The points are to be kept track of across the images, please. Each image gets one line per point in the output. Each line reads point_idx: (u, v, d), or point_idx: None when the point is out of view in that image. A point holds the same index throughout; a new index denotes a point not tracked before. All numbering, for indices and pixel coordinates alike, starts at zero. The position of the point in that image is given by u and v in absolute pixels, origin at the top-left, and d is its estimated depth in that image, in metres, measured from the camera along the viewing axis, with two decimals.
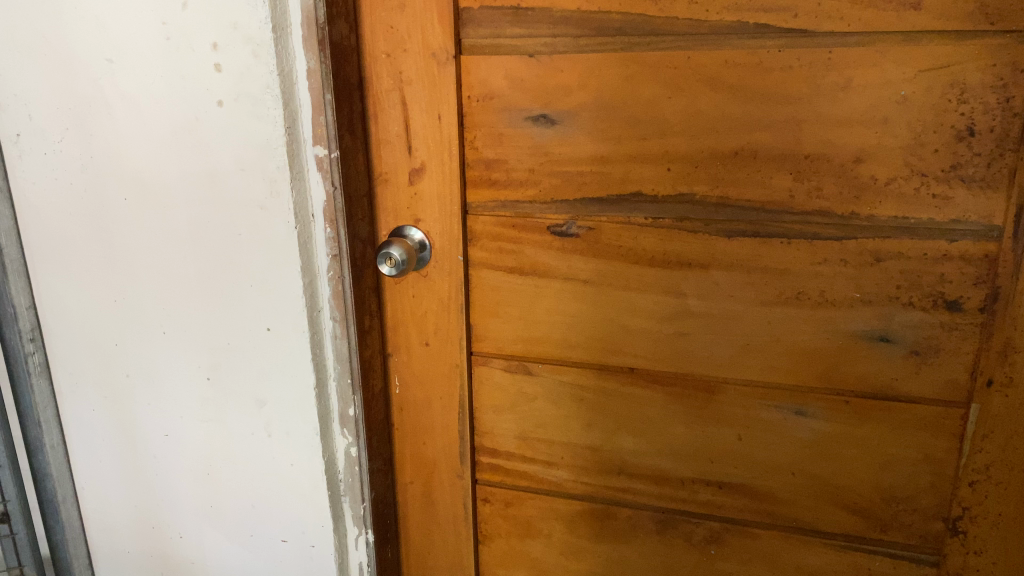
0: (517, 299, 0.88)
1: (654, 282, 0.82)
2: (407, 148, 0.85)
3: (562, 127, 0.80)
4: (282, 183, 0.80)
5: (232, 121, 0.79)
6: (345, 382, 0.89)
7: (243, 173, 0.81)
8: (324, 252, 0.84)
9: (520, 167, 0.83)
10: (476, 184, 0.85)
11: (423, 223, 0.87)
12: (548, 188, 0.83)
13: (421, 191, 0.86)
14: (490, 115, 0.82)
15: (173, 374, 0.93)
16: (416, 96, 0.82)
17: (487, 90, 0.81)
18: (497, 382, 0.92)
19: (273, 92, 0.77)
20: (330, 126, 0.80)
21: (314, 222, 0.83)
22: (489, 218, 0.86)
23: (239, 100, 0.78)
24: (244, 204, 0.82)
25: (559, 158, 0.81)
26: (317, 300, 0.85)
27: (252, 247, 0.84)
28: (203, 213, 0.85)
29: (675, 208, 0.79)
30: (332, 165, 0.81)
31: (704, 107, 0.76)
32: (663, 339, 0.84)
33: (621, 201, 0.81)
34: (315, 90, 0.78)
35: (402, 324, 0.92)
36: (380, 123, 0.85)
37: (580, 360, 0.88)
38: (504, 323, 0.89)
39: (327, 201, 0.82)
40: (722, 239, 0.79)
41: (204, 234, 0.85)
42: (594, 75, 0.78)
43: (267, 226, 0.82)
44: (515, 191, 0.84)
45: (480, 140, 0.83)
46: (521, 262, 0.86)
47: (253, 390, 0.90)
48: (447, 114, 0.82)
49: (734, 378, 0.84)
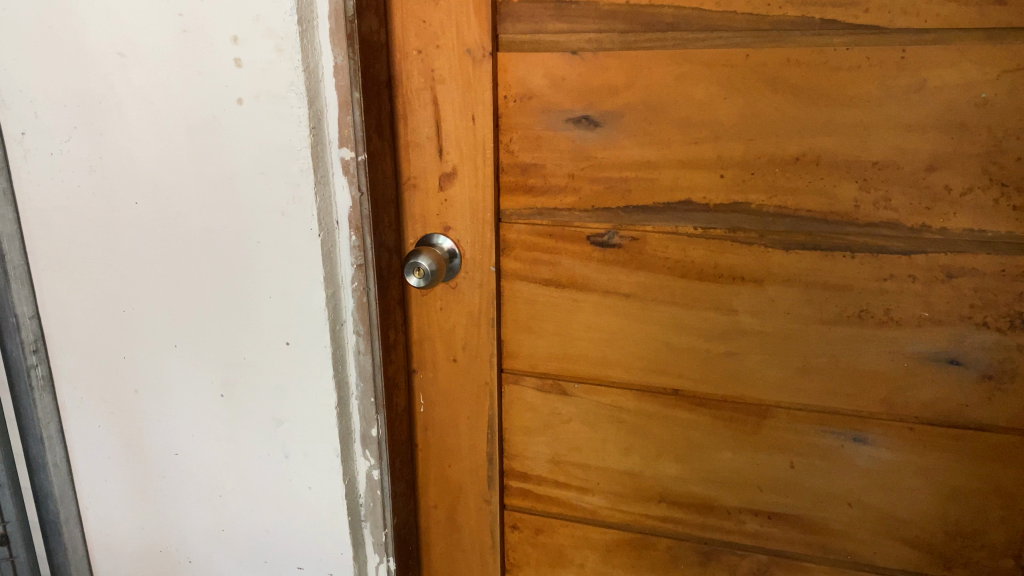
0: (552, 314, 0.82)
1: (703, 297, 0.76)
2: (438, 151, 0.79)
3: (606, 130, 0.75)
4: (305, 188, 0.75)
5: (253, 120, 0.74)
6: (368, 400, 0.83)
7: (264, 178, 0.76)
8: (348, 262, 0.78)
9: (559, 173, 0.77)
10: (511, 190, 0.80)
11: (453, 231, 0.82)
12: (590, 195, 0.77)
13: (451, 197, 0.80)
14: (527, 116, 0.76)
15: (185, 390, 0.88)
16: (449, 96, 0.77)
17: (525, 89, 0.76)
18: (528, 402, 0.86)
19: (298, 89, 0.72)
20: (357, 127, 0.74)
21: (338, 230, 0.77)
22: (524, 226, 0.80)
23: (261, 98, 0.73)
24: (265, 210, 0.77)
25: (602, 163, 0.76)
26: (339, 313, 0.80)
27: (272, 257, 0.78)
28: (220, 219, 0.79)
29: (728, 218, 0.74)
30: (358, 169, 0.75)
31: (762, 109, 0.70)
32: (710, 359, 0.78)
33: (669, 210, 0.75)
34: (341, 87, 0.73)
35: (429, 339, 0.86)
36: (410, 124, 0.79)
37: (619, 380, 0.82)
38: (538, 339, 0.83)
39: (352, 207, 0.76)
40: (779, 252, 0.73)
41: (221, 242, 0.80)
42: (643, 73, 0.72)
43: (289, 234, 0.77)
44: (554, 198, 0.78)
45: (516, 143, 0.78)
46: (558, 274, 0.80)
47: (269, 408, 0.85)
48: (482, 115, 0.76)
49: (788, 402, 0.77)
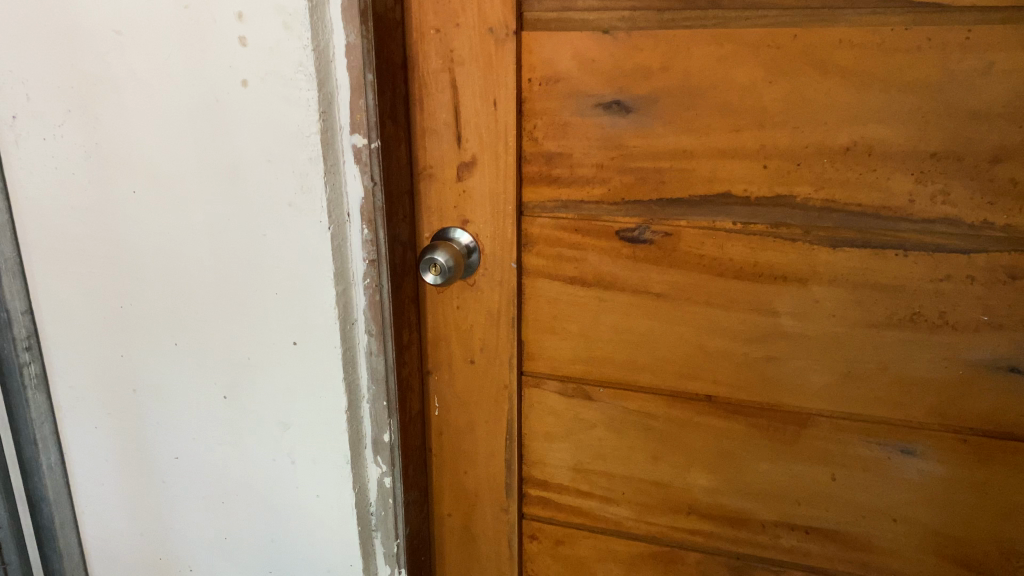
0: (577, 314, 0.77)
1: (740, 298, 0.71)
2: (457, 139, 0.74)
3: (638, 116, 0.69)
4: (314, 177, 0.70)
5: (259, 104, 0.69)
6: (380, 404, 0.78)
7: (271, 166, 0.70)
8: (360, 257, 0.73)
9: (587, 162, 0.72)
10: (534, 180, 0.74)
11: (471, 225, 0.76)
12: (620, 187, 0.72)
13: (470, 188, 0.75)
14: (554, 101, 0.71)
15: (186, 391, 0.83)
16: (469, 79, 0.71)
17: (552, 72, 0.70)
18: (550, 407, 0.81)
19: (307, 70, 0.66)
20: (370, 111, 0.69)
21: (349, 222, 0.72)
22: (548, 220, 0.75)
23: (268, 80, 0.68)
24: (272, 201, 0.72)
25: (633, 151, 0.70)
26: (350, 311, 0.75)
27: (278, 251, 0.73)
28: (224, 210, 0.74)
29: (770, 212, 0.68)
30: (372, 157, 0.70)
31: (811, 94, 0.64)
32: (747, 364, 0.73)
33: (706, 203, 0.70)
34: (354, 68, 0.67)
35: (444, 339, 0.81)
36: (427, 110, 0.74)
37: (648, 386, 0.76)
38: (561, 340, 0.78)
39: (365, 198, 0.71)
40: (825, 250, 0.68)
41: (225, 235, 0.75)
42: (680, 54, 0.66)
43: (297, 227, 0.72)
44: (581, 190, 0.73)
45: (541, 130, 0.72)
46: (583, 272, 0.75)
47: (275, 412, 0.79)
48: (505, 100, 0.71)
49: (831, 410, 0.72)
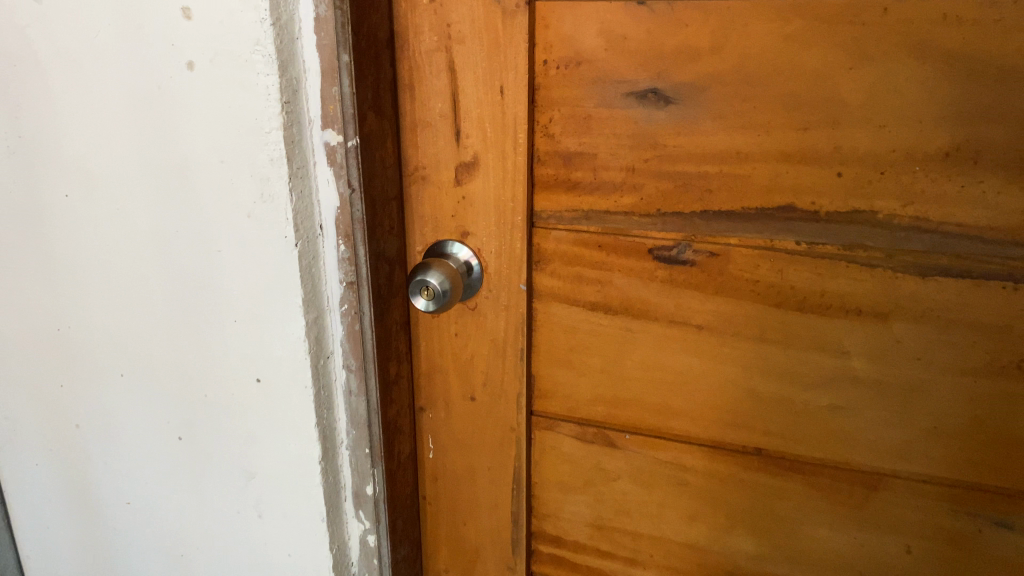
0: (599, 347, 0.64)
1: (801, 333, 0.58)
2: (456, 134, 0.61)
3: (681, 109, 0.56)
4: (277, 183, 0.56)
5: (207, 91, 0.55)
6: (361, 451, 0.65)
7: (224, 167, 0.57)
8: (335, 279, 0.60)
9: (614, 164, 0.59)
10: (549, 185, 0.61)
11: (472, 238, 0.63)
12: (654, 195, 0.58)
13: (471, 194, 0.62)
14: (575, 89, 0.58)
15: (136, 429, 0.70)
16: (470, 61, 0.58)
17: (572, 52, 0.57)
18: (565, 453, 0.68)
19: (265, 50, 0.53)
20: (346, 102, 0.55)
21: (323, 237, 0.59)
22: (566, 234, 0.62)
23: (218, 62, 0.54)
24: (227, 210, 0.58)
25: (673, 152, 0.57)
26: (324, 343, 0.62)
27: (236, 271, 0.60)
28: (171, 219, 0.60)
29: (842, 231, 0.55)
30: (348, 157, 0.57)
31: (902, 85, 0.51)
32: (808, 413, 0.60)
33: (762, 218, 0.56)
34: (325, 48, 0.54)
35: (440, 371, 0.68)
36: (419, 98, 0.60)
37: (684, 434, 0.63)
38: (579, 377, 0.65)
39: (340, 208, 0.58)
40: (911, 279, 0.54)
41: (173, 250, 0.62)
42: (736, 31, 0.53)
43: (257, 243, 0.58)
44: (606, 198, 0.60)
45: (558, 124, 0.59)
46: (608, 297, 0.62)
47: (238, 458, 0.67)
48: (514, 88, 0.57)
49: (908, 472, 0.59)
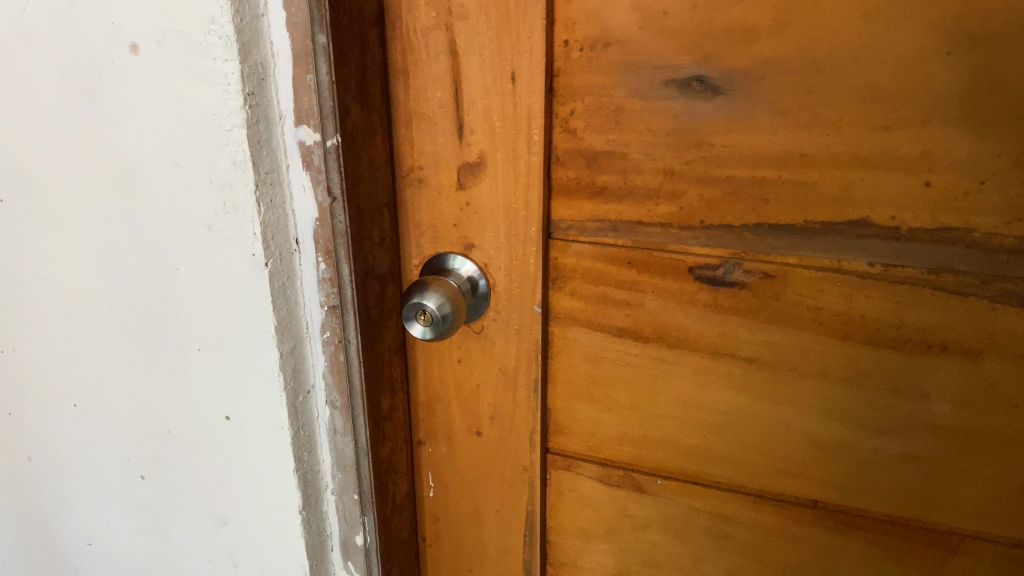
0: (626, 379, 0.54)
1: (870, 371, 0.49)
2: (458, 129, 0.51)
3: (732, 101, 0.46)
4: (240, 192, 0.46)
5: (155, 80, 0.45)
6: (349, 498, 0.56)
7: (178, 172, 0.47)
8: (315, 302, 0.51)
9: (648, 167, 0.49)
10: (569, 191, 0.51)
11: (478, 252, 0.54)
12: (697, 204, 0.49)
13: (477, 200, 0.52)
14: (602, 75, 0.48)
15: (94, 465, 0.61)
16: (476, 42, 0.48)
17: (599, 31, 0.47)
18: (585, 497, 0.59)
19: (221, 30, 0.42)
20: (324, 92, 0.45)
21: (299, 254, 0.49)
22: (589, 248, 0.52)
23: (166, 44, 0.44)
24: (183, 223, 0.48)
25: (721, 153, 0.47)
26: (303, 375, 0.52)
27: (197, 294, 0.50)
28: (121, 232, 0.51)
29: (928, 252, 0.45)
30: (328, 160, 0.46)
31: (1013, 75, 0.41)
32: (875, 463, 0.51)
33: (828, 234, 0.47)
34: (297, 27, 0.43)
35: (441, 402, 0.59)
36: (414, 86, 0.50)
37: (726, 480, 0.55)
38: (602, 413, 0.56)
39: (320, 221, 0.48)
40: (1012, 312, 0.45)
41: (126, 268, 0.52)
42: (804, 6, 0.43)
43: (219, 261, 0.48)
44: (638, 207, 0.50)
45: (581, 117, 0.49)
46: (638, 322, 0.52)
47: (207, 502, 0.58)
48: (528, 75, 0.48)
49: (994, 534, 0.50)
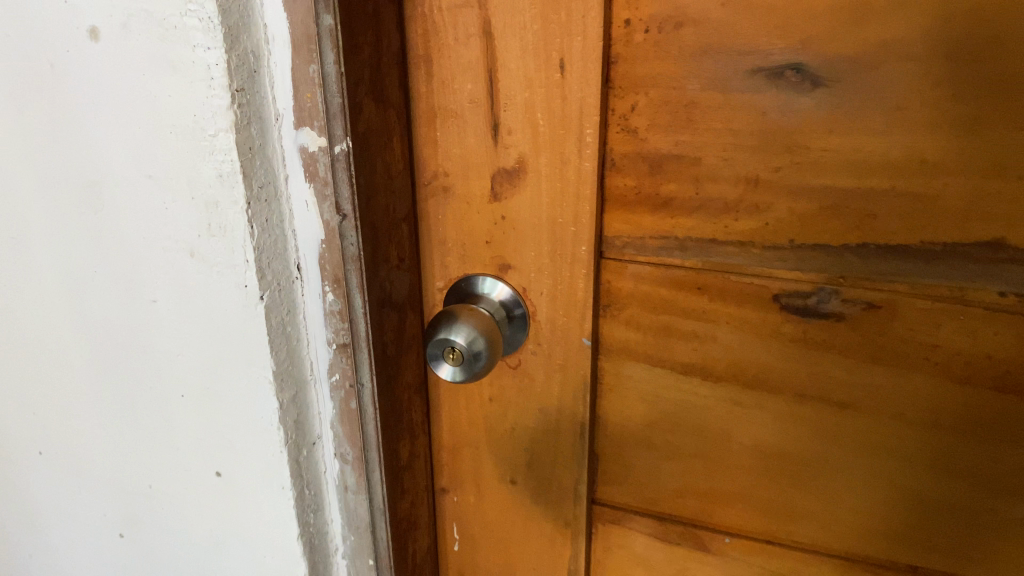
0: (691, 423, 0.46)
1: (995, 422, 0.40)
2: (493, 129, 0.42)
3: (836, 94, 0.37)
4: (229, 211, 0.37)
5: (121, 73, 0.36)
6: (363, 563, 0.48)
7: (152, 185, 0.38)
8: (322, 340, 0.42)
9: (725, 175, 0.40)
10: (627, 203, 0.43)
11: (515, 274, 0.45)
12: (787, 219, 0.40)
13: (514, 214, 0.44)
14: (672, 63, 0.39)
15: (66, 520, 0.53)
16: (516, 22, 0.39)
17: (670, 8, 0.38)
18: (637, 554, 0.51)
19: (202, 9, 0.33)
20: (332, 87, 0.36)
21: (302, 282, 0.41)
22: (650, 271, 0.43)
23: (132, 28, 0.35)
24: (158, 248, 0.40)
25: (819, 159, 0.38)
26: (308, 425, 0.44)
27: (178, 332, 0.42)
28: (86, 257, 0.42)
29: None
30: (337, 170, 0.37)
31: None
32: (993, 528, 0.42)
33: (950, 257, 0.38)
34: (298, 5, 0.34)
35: (469, 446, 0.51)
36: (439, 76, 0.42)
37: (808, 540, 0.46)
38: (661, 460, 0.48)
39: (328, 243, 0.39)
40: None
41: (94, 297, 0.43)
42: None
43: (204, 294, 0.40)
44: (712, 222, 0.41)
45: (644, 114, 0.40)
46: (708, 358, 0.44)
47: (198, 568, 0.49)
48: (581, 62, 0.39)
49: None
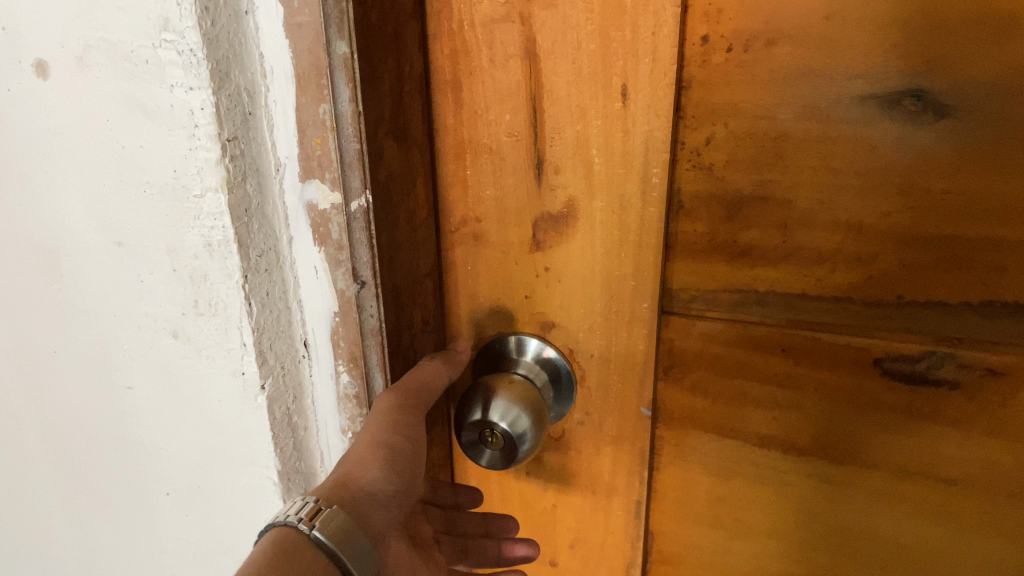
0: (765, 499, 0.40)
1: None
2: (536, 167, 0.35)
3: (967, 124, 0.30)
4: (220, 287, 0.30)
5: (78, 118, 0.29)
6: None
7: (123, 253, 0.31)
8: (334, 427, 0.35)
9: (821, 220, 0.33)
10: (696, 251, 0.36)
11: (559, 334, 0.38)
12: (895, 272, 0.33)
13: (560, 266, 0.37)
14: (760, 88, 0.32)
15: None
16: (568, 39, 0.32)
17: (759, 20, 0.31)
18: None
19: (178, 40, 0.26)
20: (344, 131, 0.28)
21: (310, 361, 0.33)
22: (721, 331, 0.37)
23: (89, 63, 0.27)
24: (135, 327, 0.32)
25: (940, 202, 0.31)
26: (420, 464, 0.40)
27: (160, 423, 0.34)
28: (46, 335, 0.35)
29: None
30: (352, 231, 0.29)
31: None
32: None
33: None
34: (304, 30, 0.27)
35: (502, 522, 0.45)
36: (471, 104, 0.34)
37: None
38: (727, 539, 0.41)
39: (342, 317, 0.32)
40: None
41: (53, 379, 0.36)
42: None
43: (193, 382, 0.32)
44: (801, 275, 0.34)
45: (722, 148, 0.33)
46: (789, 429, 0.38)
47: None
48: (648, 90, 0.31)
49: None
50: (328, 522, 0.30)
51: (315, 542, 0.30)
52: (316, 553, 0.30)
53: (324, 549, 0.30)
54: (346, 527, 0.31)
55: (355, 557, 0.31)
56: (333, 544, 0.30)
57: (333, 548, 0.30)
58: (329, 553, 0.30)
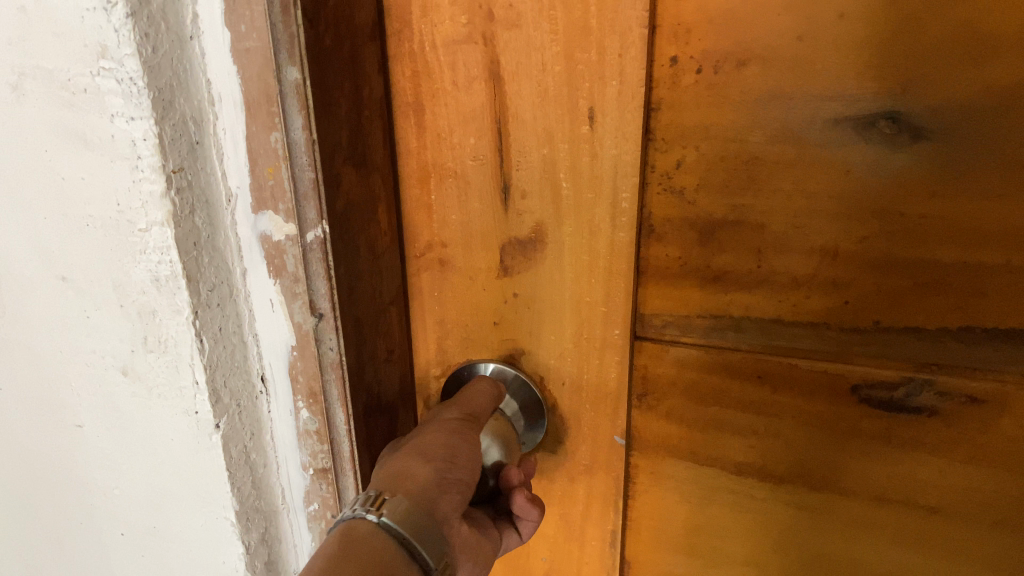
0: (743, 527, 0.39)
1: None
2: (502, 192, 0.34)
3: (944, 146, 0.29)
4: (169, 324, 0.28)
5: (18, 151, 0.27)
6: None
7: (69, 289, 0.29)
8: (295, 463, 0.33)
9: (795, 244, 0.32)
10: (669, 276, 0.35)
11: (530, 362, 0.37)
12: (872, 298, 0.32)
13: (529, 292, 0.35)
14: (731, 109, 0.31)
15: None
16: (531, 61, 0.31)
17: (729, 40, 0.30)
18: None
19: (115, 68, 0.24)
20: (296, 159, 0.26)
21: (270, 395, 0.32)
22: (695, 357, 0.36)
23: (26, 92, 0.26)
24: (84, 364, 0.31)
25: (918, 226, 0.30)
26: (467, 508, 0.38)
27: (113, 463, 0.33)
28: None
29: None
30: (308, 262, 0.28)
31: None
32: None
33: None
34: (252, 54, 0.26)
35: None
36: (435, 127, 0.33)
37: None
38: (706, 568, 0.40)
39: (300, 351, 0.30)
40: None
41: (5, 417, 0.35)
42: None
43: (145, 421, 0.31)
44: (776, 300, 0.33)
45: (693, 171, 0.32)
46: (767, 457, 0.37)
47: None
48: (616, 112, 0.30)
49: None
50: (397, 507, 0.29)
51: (385, 528, 0.29)
52: (386, 540, 0.29)
53: (395, 533, 0.29)
54: (415, 512, 0.29)
55: (427, 543, 0.29)
56: (403, 530, 0.29)
57: (403, 531, 0.29)
58: (400, 538, 0.29)
